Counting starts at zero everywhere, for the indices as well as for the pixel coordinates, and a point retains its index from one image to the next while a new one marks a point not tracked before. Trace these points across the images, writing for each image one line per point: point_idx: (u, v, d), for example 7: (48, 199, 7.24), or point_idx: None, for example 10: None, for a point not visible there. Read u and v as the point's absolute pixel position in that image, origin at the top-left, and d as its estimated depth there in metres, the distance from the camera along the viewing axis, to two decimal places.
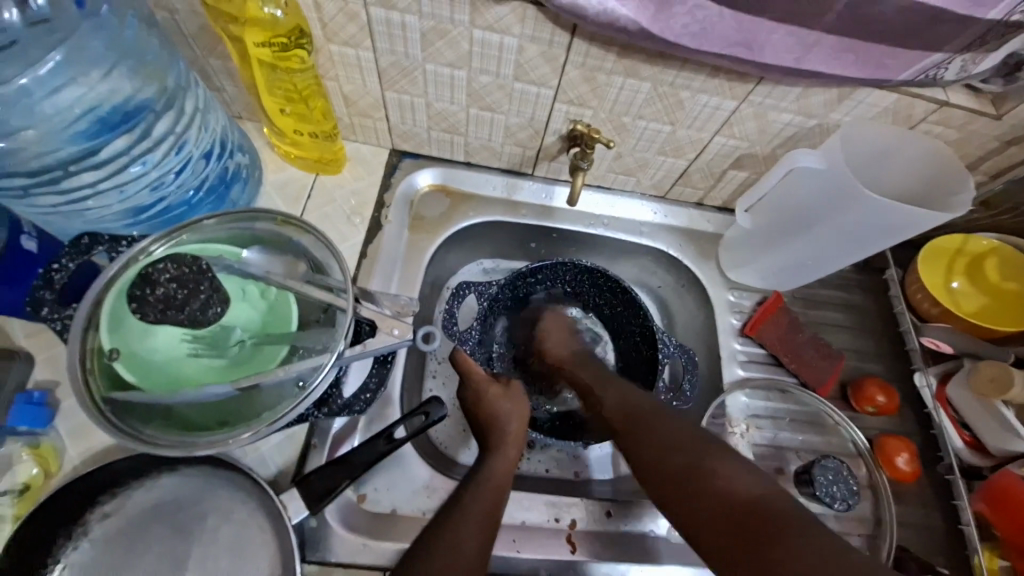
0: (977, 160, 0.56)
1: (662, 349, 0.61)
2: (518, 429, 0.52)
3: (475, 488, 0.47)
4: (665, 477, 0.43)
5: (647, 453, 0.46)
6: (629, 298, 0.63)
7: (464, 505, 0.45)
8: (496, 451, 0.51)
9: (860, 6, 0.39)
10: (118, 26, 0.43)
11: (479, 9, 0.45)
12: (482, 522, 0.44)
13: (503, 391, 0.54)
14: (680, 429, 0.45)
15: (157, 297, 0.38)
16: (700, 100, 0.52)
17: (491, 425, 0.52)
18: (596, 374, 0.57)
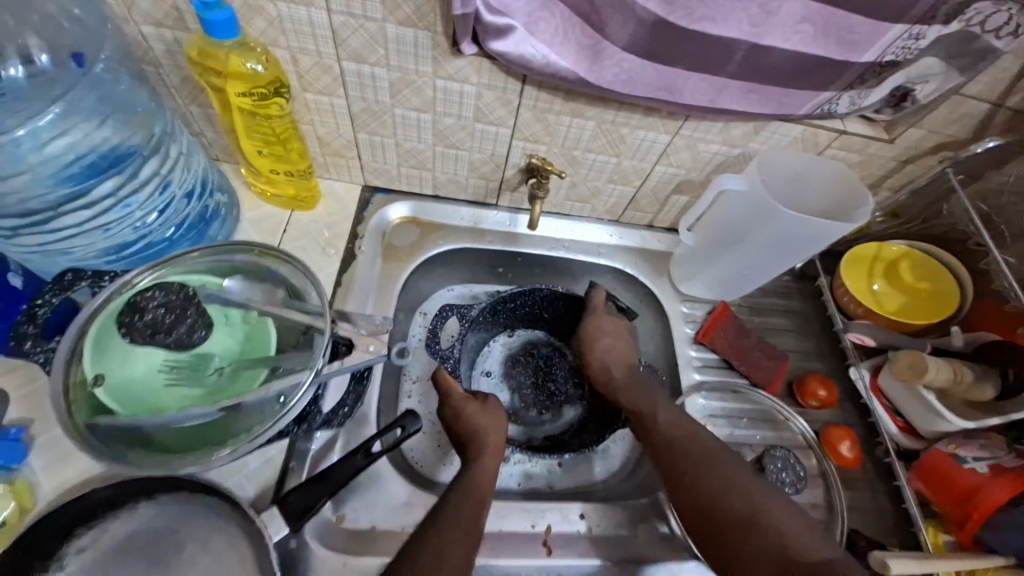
0: (880, 177, 0.65)
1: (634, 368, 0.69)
2: (494, 439, 0.55)
3: (457, 497, 0.48)
4: (728, 518, 0.49)
5: (707, 491, 0.51)
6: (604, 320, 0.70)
7: (445, 515, 0.46)
8: (479, 460, 0.53)
9: (757, 56, 0.47)
10: (114, 82, 0.47)
11: (441, 63, 0.51)
12: (467, 530, 0.45)
13: (477, 407, 0.57)
14: (743, 492, 0.51)
15: (146, 322, 0.43)
16: (638, 135, 0.59)
17: (467, 437, 0.55)
18: (640, 394, 0.61)
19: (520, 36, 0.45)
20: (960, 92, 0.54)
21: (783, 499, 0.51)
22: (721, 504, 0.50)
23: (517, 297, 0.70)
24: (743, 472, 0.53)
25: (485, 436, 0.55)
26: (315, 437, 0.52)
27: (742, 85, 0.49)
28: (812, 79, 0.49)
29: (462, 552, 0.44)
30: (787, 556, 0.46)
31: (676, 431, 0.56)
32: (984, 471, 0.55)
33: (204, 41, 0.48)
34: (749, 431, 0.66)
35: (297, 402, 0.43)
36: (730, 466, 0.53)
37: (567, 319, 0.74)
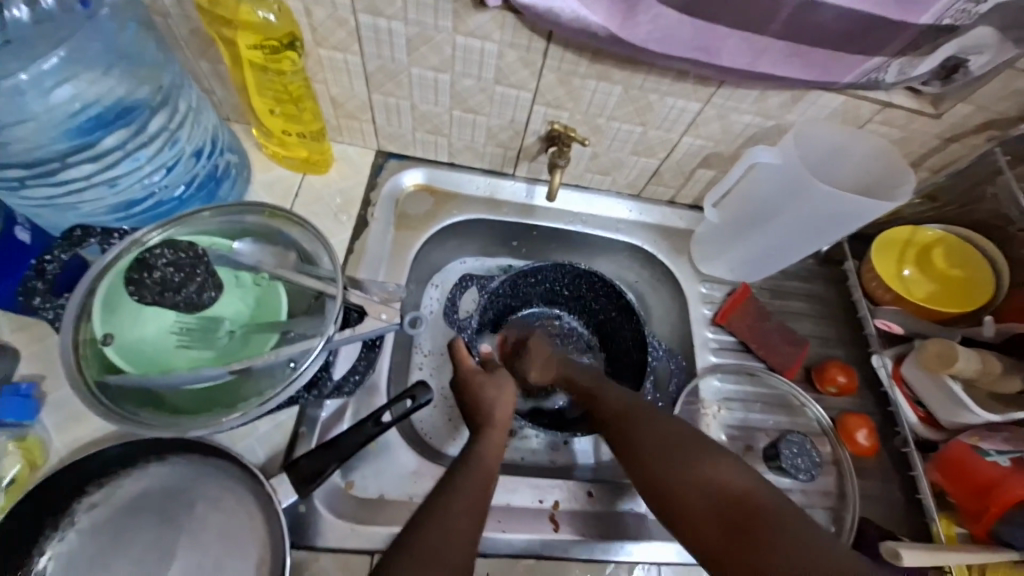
0: (922, 156, 0.62)
1: (652, 353, 0.68)
2: (504, 411, 0.54)
3: (464, 470, 0.47)
4: (654, 467, 0.47)
5: (636, 444, 0.49)
6: (624, 302, 0.67)
7: (453, 487, 0.46)
8: (488, 432, 0.52)
9: (804, 14, 0.43)
10: (118, 29, 0.45)
11: (462, 17, 0.48)
12: (473, 504, 0.45)
13: (484, 377, 0.56)
14: (671, 435, 0.49)
15: (155, 281, 0.39)
16: (667, 102, 0.56)
17: (476, 407, 0.54)
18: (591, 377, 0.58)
19: None
20: (1020, 64, 0.50)
21: (722, 449, 0.47)
22: (650, 455, 0.48)
23: (535, 273, 0.68)
24: (719, 461, 0.46)
25: (489, 410, 0.54)
26: (325, 405, 0.51)
27: (784, 49, 0.46)
28: (861, 43, 0.45)
29: (470, 524, 0.43)
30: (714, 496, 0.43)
31: (637, 424, 0.51)
32: (1007, 464, 0.54)
33: None
34: (763, 415, 0.64)
35: (308, 368, 0.42)
36: (660, 417, 0.51)
37: (585, 298, 0.72)
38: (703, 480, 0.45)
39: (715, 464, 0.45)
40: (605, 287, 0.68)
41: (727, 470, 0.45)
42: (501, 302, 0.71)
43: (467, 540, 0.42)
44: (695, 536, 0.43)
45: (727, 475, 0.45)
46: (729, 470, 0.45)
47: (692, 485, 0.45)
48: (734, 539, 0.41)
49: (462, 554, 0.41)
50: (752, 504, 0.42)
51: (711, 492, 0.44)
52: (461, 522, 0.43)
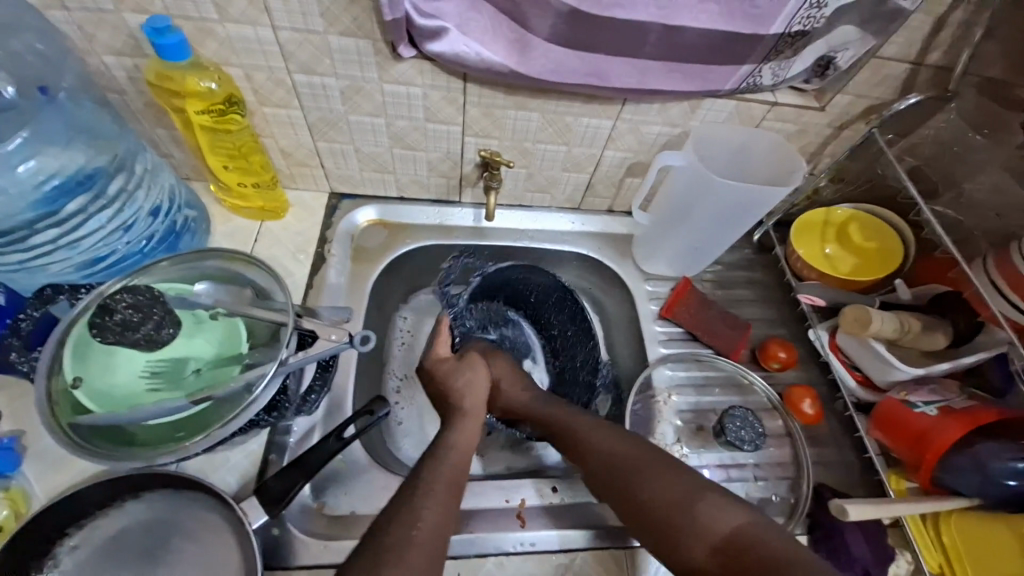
0: (820, 146, 0.69)
1: (600, 379, 0.70)
2: (475, 397, 0.58)
3: (434, 458, 0.49)
4: (647, 515, 0.45)
5: (626, 488, 0.48)
6: (587, 327, 0.71)
7: (422, 476, 0.47)
8: (460, 420, 0.55)
9: (670, 35, 0.50)
10: (75, 108, 0.51)
11: (386, 68, 0.55)
12: (445, 485, 0.46)
13: (454, 365, 0.60)
14: (656, 473, 0.47)
15: (116, 322, 0.44)
16: (582, 122, 0.62)
17: (449, 396, 0.58)
18: (563, 413, 0.57)
19: (453, 36, 0.49)
20: (878, 56, 0.58)
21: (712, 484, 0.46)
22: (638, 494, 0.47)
23: (519, 275, 0.71)
24: (717, 501, 0.44)
25: (461, 398, 0.57)
26: (292, 429, 0.54)
27: (665, 66, 0.53)
28: (729, 53, 0.52)
29: (440, 509, 0.44)
30: (708, 538, 0.42)
31: (636, 473, 0.48)
32: (933, 413, 0.57)
33: (160, 65, 0.51)
34: (716, 398, 0.68)
35: (263, 393, 0.46)
36: (644, 456, 0.49)
37: (548, 311, 0.74)
38: (705, 530, 0.42)
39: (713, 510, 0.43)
40: (574, 305, 0.71)
41: (726, 512, 0.43)
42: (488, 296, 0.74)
43: (441, 525, 0.43)
44: None
45: (719, 513, 0.43)
46: (718, 509, 0.43)
47: (695, 535, 0.42)
48: None
49: (435, 533, 0.42)
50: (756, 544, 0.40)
51: (713, 538, 0.41)
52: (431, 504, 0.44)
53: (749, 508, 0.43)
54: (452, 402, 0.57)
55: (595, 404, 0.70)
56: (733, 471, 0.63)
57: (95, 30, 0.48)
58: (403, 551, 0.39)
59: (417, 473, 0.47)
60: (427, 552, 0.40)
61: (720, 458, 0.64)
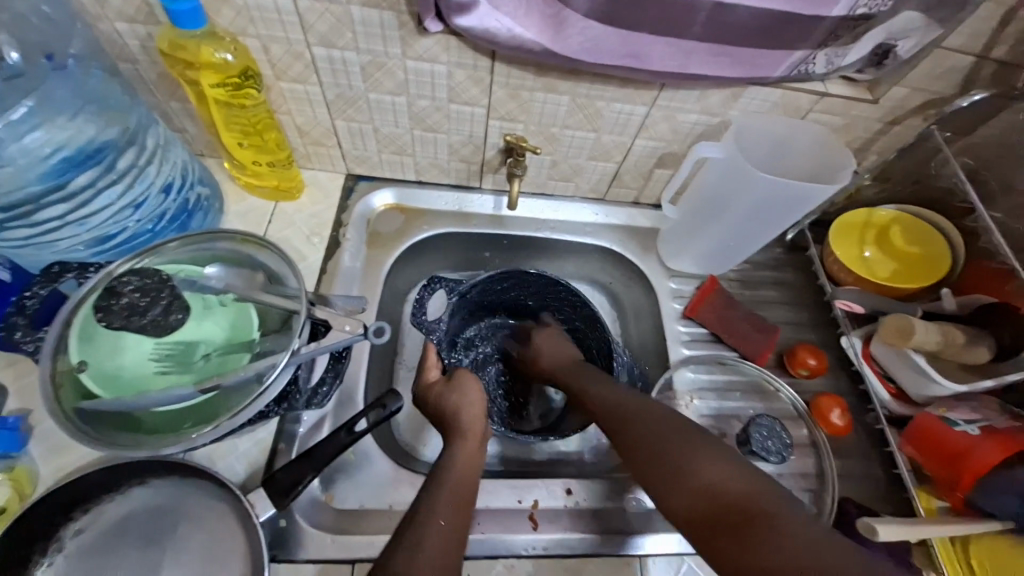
0: (867, 141, 0.64)
1: (617, 359, 0.65)
2: (474, 412, 0.54)
3: (436, 478, 0.47)
4: (649, 467, 0.45)
5: (633, 443, 0.48)
6: (585, 307, 0.68)
7: (427, 496, 0.45)
8: (460, 438, 0.51)
9: (719, 15, 0.46)
10: (83, 76, 0.49)
11: (409, 43, 0.51)
12: (449, 508, 0.44)
13: (445, 385, 0.56)
14: (661, 430, 0.47)
15: (122, 306, 0.45)
16: (614, 108, 0.59)
17: (444, 416, 0.54)
18: (583, 374, 0.59)
19: (484, 10, 0.45)
20: (942, 45, 0.53)
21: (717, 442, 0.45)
22: (642, 448, 0.47)
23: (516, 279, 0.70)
24: (718, 457, 0.43)
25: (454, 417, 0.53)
26: (302, 420, 0.53)
27: (709, 49, 0.49)
28: (781, 37, 0.48)
29: (445, 531, 0.42)
30: (703, 492, 0.41)
31: (641, 426, 0.48)
32: (976, 433, 0.53)
33: (173, 32, 0.48)
34: (737, 403, 0.66)
35: (274, 383, 0.44)
36: (655, 413, 0.49)
37: (549, 305, 0.73)
38: (702, 480, 0.42)
39: (711, 462, 0.42)
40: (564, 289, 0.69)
41: (724, 466, 0.42)
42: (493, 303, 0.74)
43: (448, 548, 0.41)
44: (699, 545, 0.40)
45: (718, 470, 0.42)
46: (718, 466, 0.42)
47: (691, 488, 0.42)
48: (730, 543, 0.38)
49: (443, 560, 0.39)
50: (753, 501, 0.39)
51: (708, 492, 0.41)
52: (436, 523, 0.42)
53: (754, 469, 0.42)
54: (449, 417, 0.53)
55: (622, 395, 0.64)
56: None
57: None
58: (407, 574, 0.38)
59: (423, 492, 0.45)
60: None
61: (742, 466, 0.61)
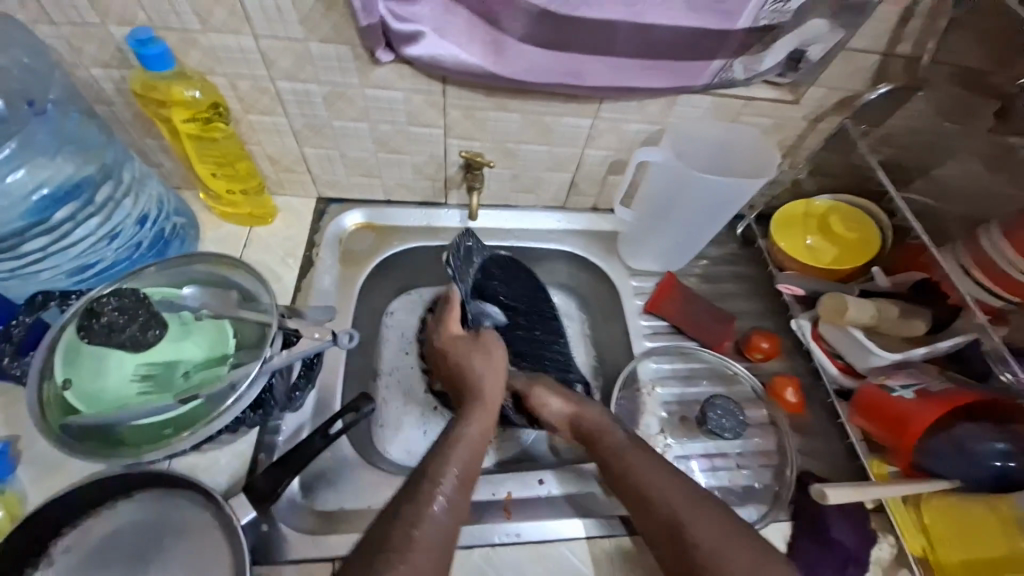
0: (797, 139, 0.70)
1: (575, 373, 0.69)
2: (492, 385, 0.57)
3: (441, 452, 0.48)
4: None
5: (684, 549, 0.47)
6: (554, 325, 0.72)
7: (428, 470, 0.46)
8: (474, 410, 0.54)
9: (639, 34, 0.51)
10: (61, 119, 0.52)
11: (366, 73, 0.56)
12: (453, 483, 0.45)
13: (468, 344, 0.60)
14: (720, 539, 0.46)
15: (101, 324, 0.42)
16: (562, 122, 0.64)
17: (463, 376, 0.58)
18: (611, 438, 0.56)
19: (430, 40, 0.50)
20: (848, 48, 0.59)
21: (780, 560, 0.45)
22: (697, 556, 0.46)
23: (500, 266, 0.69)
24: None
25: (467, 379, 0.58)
26: (281, 429, 0.56)
27: (636, 64, 0.54)
28: (698, 50, 0.54)
29: (445, 510, 0.43)
30: None
31: (696, 529, 0.47)
32: (910, 396, 0.57)
33: (144, 74, 0.52)
34: (700, 389, 0.69)
35: (249, 389, 0.47)
36: (712, 518, 0.47)
37: (528, 304, 0.71)
38: None
39: None
40: (547, 304, 0.73)
41: None
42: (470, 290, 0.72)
43: (447, 530, 0.42)
44: None
45: None
46: None
47: None
48: None
49: (443, 547, 0.41)
50: None
51: None
52: (431, 507, 0.42)
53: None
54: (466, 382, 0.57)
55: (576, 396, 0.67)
56: (716, 459, 0.65)
57: (82, 44, 0.50)
58: (399, 556, 0.39)
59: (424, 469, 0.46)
60: (432, 557, 0.39)
61: (701, 447, 0.65)
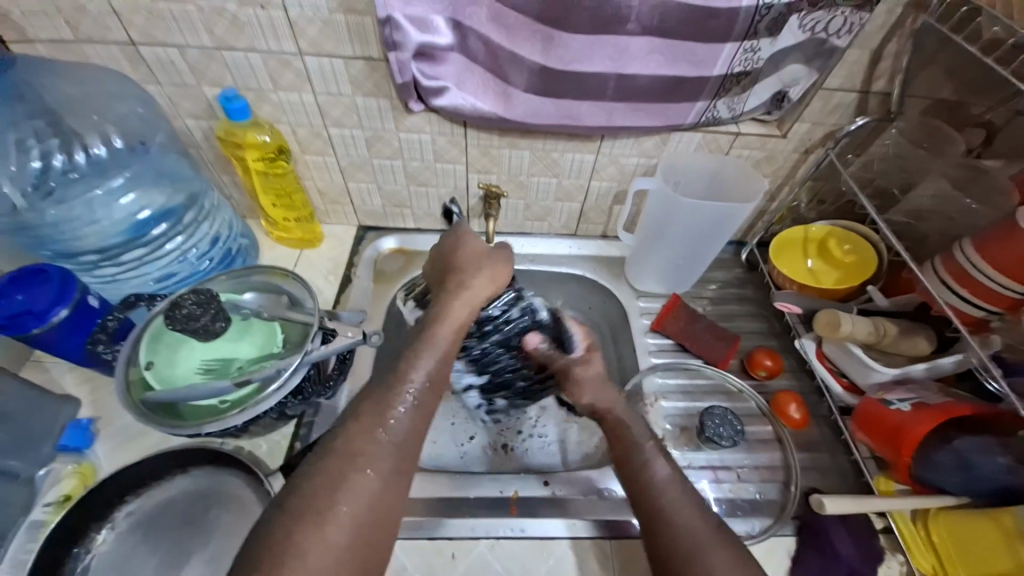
0: (789, 170, 0.76)
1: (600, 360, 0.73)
2: (496, 277, 0.62)
3: (414, 356, 0.51)
4: None
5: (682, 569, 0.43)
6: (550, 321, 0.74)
7: (397, 375, 0.49)
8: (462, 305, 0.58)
9: (625, 83, 0.60)
10: (165, 158, 0.66)
11: (401, 120, 0.67)
12: (422, 386, 0.48)
13: (480, 246, 0.66)
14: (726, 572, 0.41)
15: (183, 313, 0.53)
16: (567, 157, 0.73)
17: (463, 266, 0.63)
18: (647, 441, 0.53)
19: (453, 93, 0.60)
20: (825, 87, 0.65)
21: None
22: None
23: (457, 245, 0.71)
24: None
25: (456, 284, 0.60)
26: (317, 421, 0.64)
27: (626, 106, 0.63)
28: (681, 93, 0.62)
29: (409, 414, 0.46)
30: None
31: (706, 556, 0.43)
32: (908, 409, 0.58)
33: (227, 124, 0.66)
34: (703, 403, 0.72)
35: (292, 375, 0.56)
36: (726, 550, 0.43)
37: None
38: None
39: None
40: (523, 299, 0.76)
41: None
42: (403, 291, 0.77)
43: (406, 435, 0.45)
44: None
45: None
46: None
47: None
48: None
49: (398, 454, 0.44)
50: None
51: None
52: (393, 413, 0.45)
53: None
54: (460, 276, 0.61)
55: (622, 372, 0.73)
56: (719, 472, 0.66)
57: (183, 102, 0.64)
58: (359, 461, 0.42)
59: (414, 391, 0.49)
60: (386, 465, 0.43)
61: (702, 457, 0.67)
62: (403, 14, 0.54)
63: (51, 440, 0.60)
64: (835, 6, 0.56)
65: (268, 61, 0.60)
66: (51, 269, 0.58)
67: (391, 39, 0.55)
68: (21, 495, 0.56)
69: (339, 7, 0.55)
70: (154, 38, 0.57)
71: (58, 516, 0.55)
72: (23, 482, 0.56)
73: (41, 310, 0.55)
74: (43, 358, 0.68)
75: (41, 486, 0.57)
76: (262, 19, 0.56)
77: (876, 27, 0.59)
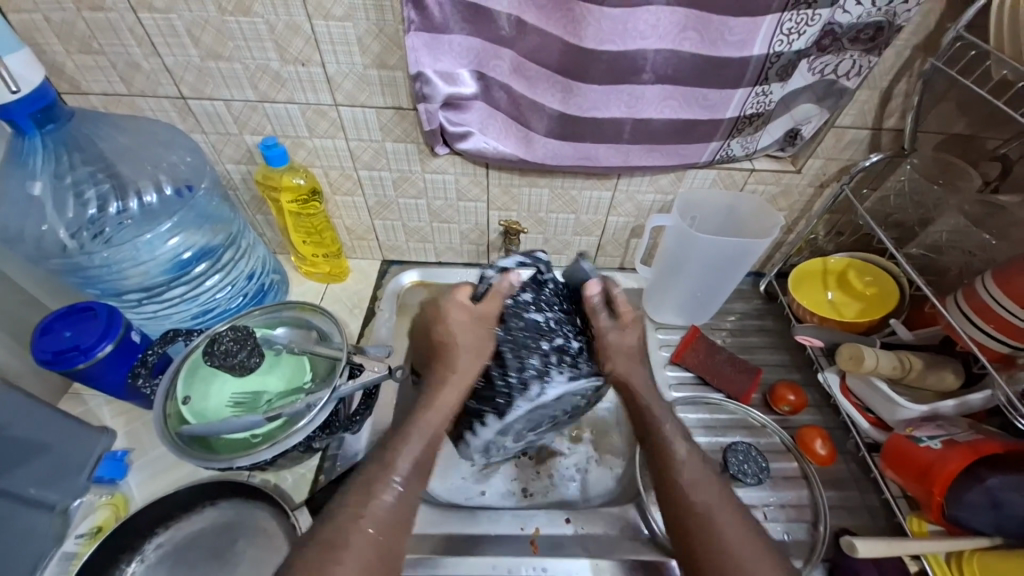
0: (805, 203, 0.77)
1: (736, 456, 0.66)
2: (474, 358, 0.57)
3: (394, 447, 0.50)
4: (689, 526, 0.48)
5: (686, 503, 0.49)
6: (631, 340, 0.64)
7: (389, 456, 0.50)
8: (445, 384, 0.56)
9: (639, 128, 0.62)
10: (208, 201, 0.69)
11: (426, 162, 0.71)
12: (411, 470, 0.50)
13: (471, 320, 0.58)
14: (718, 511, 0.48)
15: (221, 349, 0.56)
16: (585, 195, 0.75)
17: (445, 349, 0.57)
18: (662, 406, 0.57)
19: (476, 137, 0.64)
20: (837, 125, 0.67)
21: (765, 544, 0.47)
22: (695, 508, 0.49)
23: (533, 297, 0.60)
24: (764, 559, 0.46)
25: (472, 346, 0.57)
26: (341, 452, 0.66)
27: (642, 147, 0.65)
28: (695, 134, 0.64)
29: (398, 497, 0.48)
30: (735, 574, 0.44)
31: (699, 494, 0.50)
32: (939, 446, 0.56)
33: (265, 169, 0.70)
34: (726, 438, 0.71)
35: (321, 410, 0.57)
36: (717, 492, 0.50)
37: None
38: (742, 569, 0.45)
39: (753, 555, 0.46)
40: None
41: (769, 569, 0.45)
42: (519, 390, 0.56)
43: (394, 515, 0.47)
44: None
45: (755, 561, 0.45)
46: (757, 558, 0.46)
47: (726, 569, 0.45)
48: None
49: (386, 535, 0.46)
50: None
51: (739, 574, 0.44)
52: (381, 496, 0.47)
53: None
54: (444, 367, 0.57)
55: (736, 456, 0.66)
56: None
57: (226, 149, 0.69)
58: (341, 551, 0.43)
59: (392, 445, 0.51)
60: (382, 531, 0.46)
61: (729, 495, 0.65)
62: (432, 69, 0.57)
63: (87, 471, 0.62)
64: (843, 50, 0.58)
65: (305, 112, 0.65)
66: (98, 306, 0.62)
67: (421, 92, 0.59)
68: (55, 525, 0.58)
69: (373, 63, 0.59)
70: (202, 93, 0.63)
71: (89, 548, 0.57)
72: (59, 513, 0.58)
73: (88, 347, 0.58)
74: (80, 390, 0.71)
75: (75, 517, 0.60)
76: (301, 75, 0.60)
77: (885, 69, 0.61)
